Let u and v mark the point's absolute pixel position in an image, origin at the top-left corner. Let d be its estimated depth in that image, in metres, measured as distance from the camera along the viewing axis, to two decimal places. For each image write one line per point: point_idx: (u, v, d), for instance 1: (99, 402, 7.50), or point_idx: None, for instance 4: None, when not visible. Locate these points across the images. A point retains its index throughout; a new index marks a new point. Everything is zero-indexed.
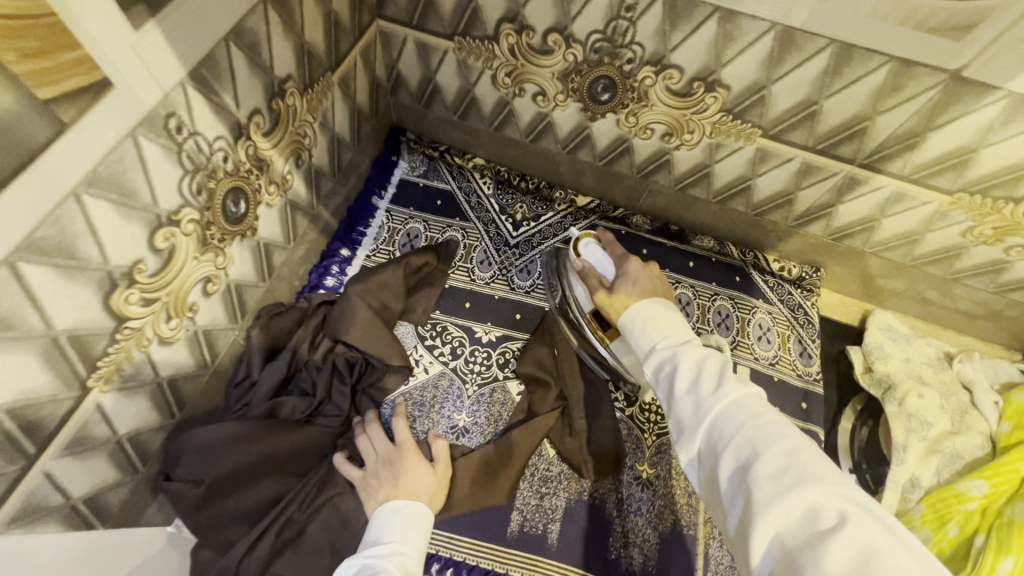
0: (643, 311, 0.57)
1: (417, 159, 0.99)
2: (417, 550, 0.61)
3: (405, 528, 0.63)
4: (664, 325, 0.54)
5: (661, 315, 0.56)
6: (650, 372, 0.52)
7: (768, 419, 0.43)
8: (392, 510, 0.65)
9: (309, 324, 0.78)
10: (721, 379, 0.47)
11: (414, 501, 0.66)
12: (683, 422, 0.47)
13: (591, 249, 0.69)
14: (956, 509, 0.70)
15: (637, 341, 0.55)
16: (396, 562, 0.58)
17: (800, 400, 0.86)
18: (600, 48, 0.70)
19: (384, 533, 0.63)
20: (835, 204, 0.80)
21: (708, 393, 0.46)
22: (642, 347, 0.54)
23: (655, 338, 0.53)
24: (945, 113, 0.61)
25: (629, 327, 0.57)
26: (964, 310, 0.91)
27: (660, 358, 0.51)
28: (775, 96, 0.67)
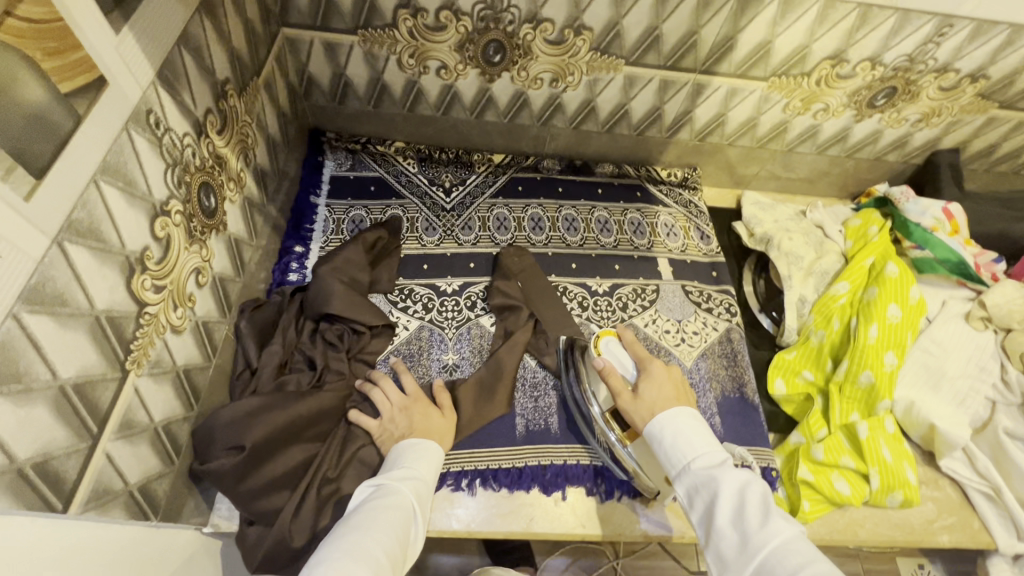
0: (669, 421, 0.67)
1: (341, 155, 1.07)
2: (425, 473, 0.70)
3: (420, 458, 0.71)
4: (696, 446, 0.64)
5: (688, 430, 0.66)
6: (687, 494, 0.62)
7: (810, 558, 0.51)
8: (407, 446, 0.73)
9: (290, 311, 0.84)
10: (764, 515, 0.55)
11: (427, 440, 0.74)
12: (733, 554, 0.55)
13: (610, 347, 0.83)
14: (834, 307, 0.94)
15: (670, 458, 0.65)
16: (410, 484, 0.67)
17: (710, 271, 1.07)
18: (485, 16, 0.85)
19: (397, 463, 0.71)
20: (692, 109, 1.01)
21: (755, 527, 0.55)
22: (676, 465, 0.64)
23: (689, 457, 0.63)
24: (743, 16, 0.84)
25: (655, 434, 0.67)
26: (803, 174, 1.17)
27: (702, 484, 0.61)
28: (627, 29, 0.86)
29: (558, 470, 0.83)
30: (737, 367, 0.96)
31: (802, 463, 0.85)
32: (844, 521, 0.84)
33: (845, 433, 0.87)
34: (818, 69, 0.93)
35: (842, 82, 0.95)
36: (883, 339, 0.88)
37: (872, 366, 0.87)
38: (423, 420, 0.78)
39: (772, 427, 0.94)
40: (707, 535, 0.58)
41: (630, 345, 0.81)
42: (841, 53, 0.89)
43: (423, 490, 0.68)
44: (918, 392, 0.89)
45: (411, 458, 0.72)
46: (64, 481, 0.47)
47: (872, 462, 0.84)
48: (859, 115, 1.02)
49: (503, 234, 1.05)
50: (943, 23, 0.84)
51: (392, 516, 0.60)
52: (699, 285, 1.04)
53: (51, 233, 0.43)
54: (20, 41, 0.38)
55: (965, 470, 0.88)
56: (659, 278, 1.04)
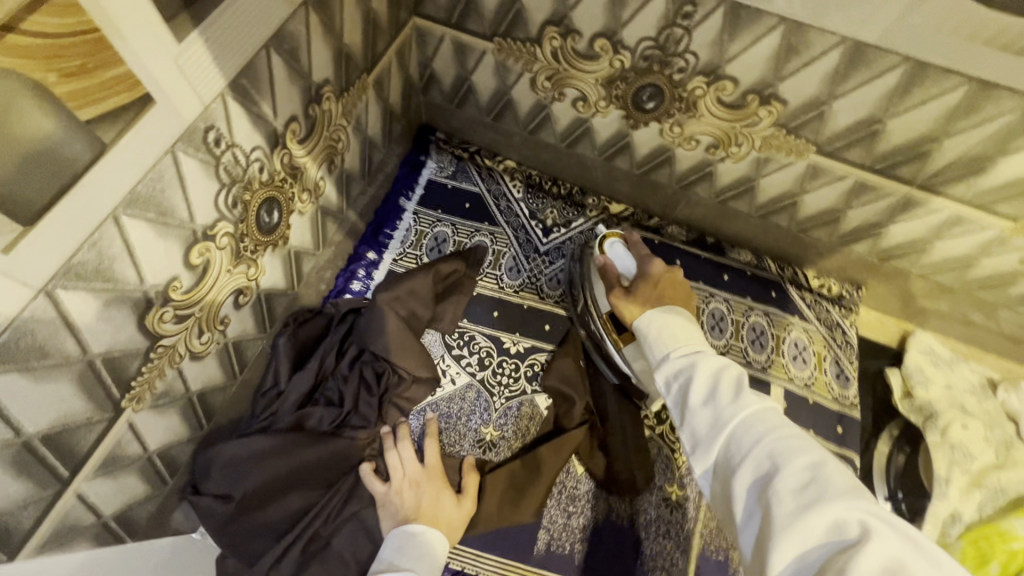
0: (657, 320, 0.55)
1: (446, 159, 0.96)
2: None
3: (419, 557, 0.62)
4: (679, 334, 0.53)
5: (676, 322, 0.55)
6: (661, 379, 0.51)
7: (790, 433, 0.41)
8: (409, 535, 0.64)
9: (336, 333, 0.77)
10: (739, 390, 0.45)
11: (433, 529, 0.65)
12: (701, 433, 0.45)
13: (615, 247, 0.73)
14: (1000, 547, 0.66)
15: (649, 347, 0.54)
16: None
17: (835, 424, 0.84)
18: (650, 56, 0.66)
19: (401, 559, 0.62)
20: (885, 223, 0.76)
21: (728, 401, 0.45)
22: (654, 354, 0.53)
23: (669, 344, 0.52)
24: (1020, 138, 0.58)
25: (642, 330, 0.56)
26: (1009, 335, 0.88)
27: (676, 366, 0.50)
28: (835, 113, 0.64)
29: None
30: None
31: None
32: None
33: None
34: None
35: None
36: None
37: None
38: (433, 507, 0.68)
39: None
40: (675, 414, 0.48)
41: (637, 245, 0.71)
42: None
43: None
44: None
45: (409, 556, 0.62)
46: (15, 531, 0.42)
47: None
48: None
49: None
50: None
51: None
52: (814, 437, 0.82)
53: (38, 285, 0.35)
54: (21, 63, 0.29)
55: None
56: None
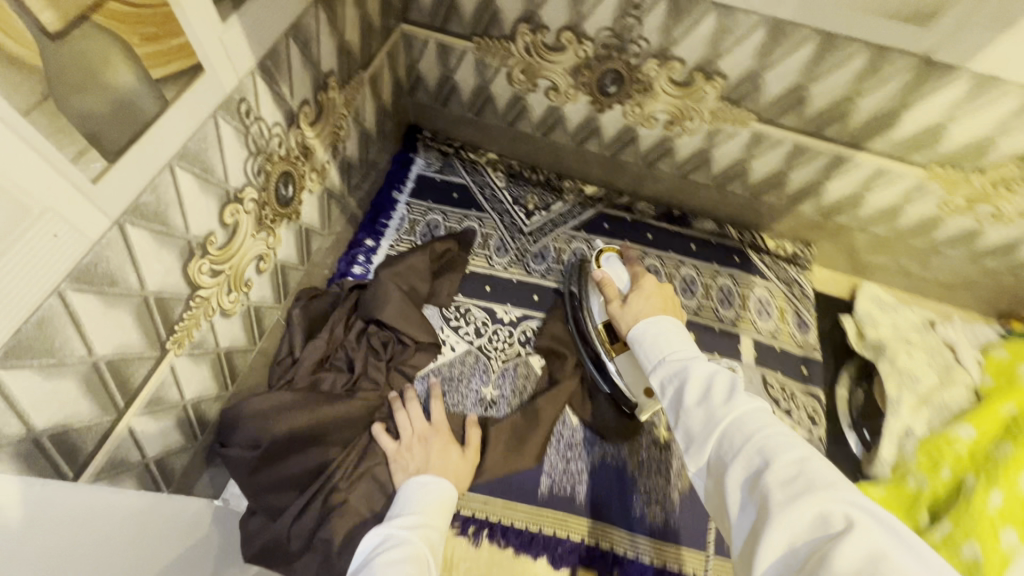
0: (652, 328, 0.60)
1: (433, 155, 1.06)
2: (438, 522, 0.63)
3: (430, 503, 0.65)
4: (674, 343, 0.57)
5: (673, 333, 0.59)
6: (658, 383, 0.54)
7: (780, 431, 0.44)
8: (417, 485, 0.68)
9: (343, 307, 0.83)
10: (732, 391, 0.48)
11: (443, 479, 0.69)
12: (696, 431, 0.48)
13: (610, 262, 0.80)
14: (946, 452, 0.75)
15: (649, 356, 0.58)
16: (421, 536, 0.60)
17: (800, 366, 0.93)
18: (609, 44, 0.78)
19: (406, 507, 0.65)
20: (823, 182, 0.88)
21: (721, 402, 0.47)
22: (652, 361, 0.57)
23: (667, 352, 0.56)
24: (917, 92, 0.70)
25: (637, 337, 0.62)
26: (943, 280, 0.99)
27: (672, 371, 0.54)
28: (767, 83, 0.75)
29: (572, 547, 0.76)
30: None
31: None
32: None
33: None
34: (998, 168, 0.76)
35: None
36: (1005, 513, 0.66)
37: (980, 540, 0.63)
38: (442, 457, 0.72)
39: None
40: (672, 415, 0.51)
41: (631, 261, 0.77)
42: None
43: (436, 544, 0.61)
44: None
45: (421, 502, 0.66)
46: (80, 451, 0.47)
47: None
48: None
49: None
50: None
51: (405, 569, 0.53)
52: (783, 379, 0.91)
53: (113, 216, 0.42)
54: (117, 26, 0.37)
55: None
56: (737, 359, 0.92)
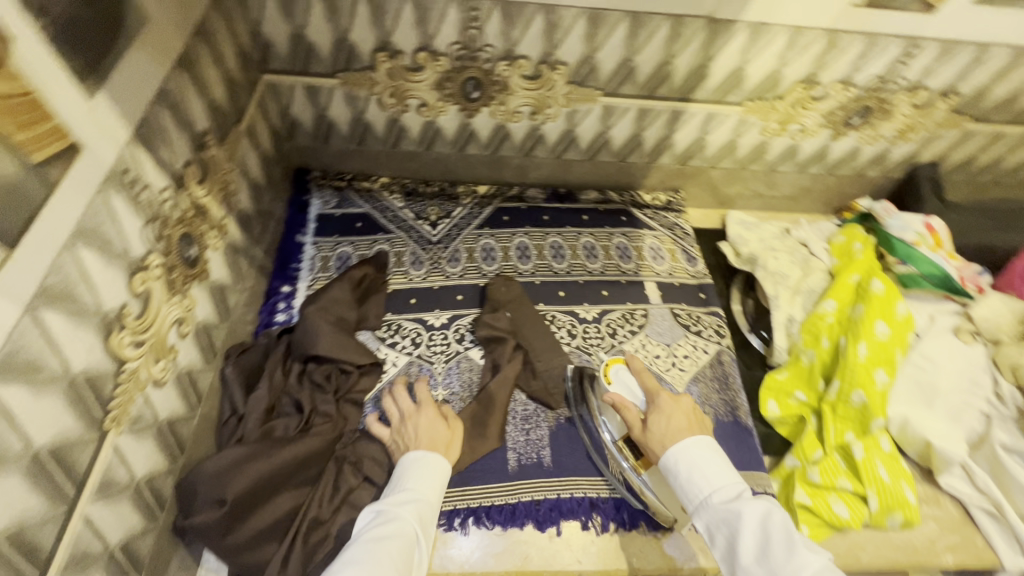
0: (682, 455, 0.71)
1: (328, 193, 1.09)
2: (431, 496, 0.70)
3: (424, 474, 0.72)
4: (710, 479, 0.69)
5: (701, 462, 0.70)
6: (706, 523, 0.67)
7: None
8: (413, 460, 0.73)
9: (276, 354, 0.84)
10: (788, 545, 0.61)
11: (437, 454, 0.74)
12: None
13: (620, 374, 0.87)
14: (822, 325, 0.95)
15: (687, 490, 0.70)
16: (410, 512, 0.67)
17: (698, 293, 1.07)
18: (462, 55, 0.86)
19: (405, 481, 0.71)
20: (671, 135, 1.03)
21: (780, 560, 0.61)
22: (694, 499, 0.69)
23: (707, 492, 0.68)
24: (715, 45, 0.86)
25: (669, 466, 0.72)
26: (787, 192, 1.19)
27: (720, 517, 0.66)
28: (601, 63, 0.88)
29: (552, 504, 0.82)
30: (729, 390, 0.95)
31: (800, 487, 0.85)
32: (845, 545, 0.84)
33: (840, 453, 0.87)
34: (792, 92, 0.94)
35: (817, 103, 0.97)
36: (872, 358, 0.88)
37: (863, 385, 0.87)
38: (428, 431, 0.77)
39: (766, 449, 0.92)
40: (729, 560, 0.65)
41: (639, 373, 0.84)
42: (813, 76, 0.91)
43: (428, 514, 0.68)
44: (912, 409, 0.89)
45: (417, 475, 0.72)
46: (40, 549, 0.46)
47: (869, 482, 0.84)
48: (836, 134, 1.03)
49: (490, 264, 1.06)
50: (910, 45, 0.86)
51: (386, 553, 0.61)
52: (687, 307, 1.04)
53: (23, 302, 0.43)
54: None
55: (964, 487, 0.89)
56: (646, 302, 1.04)
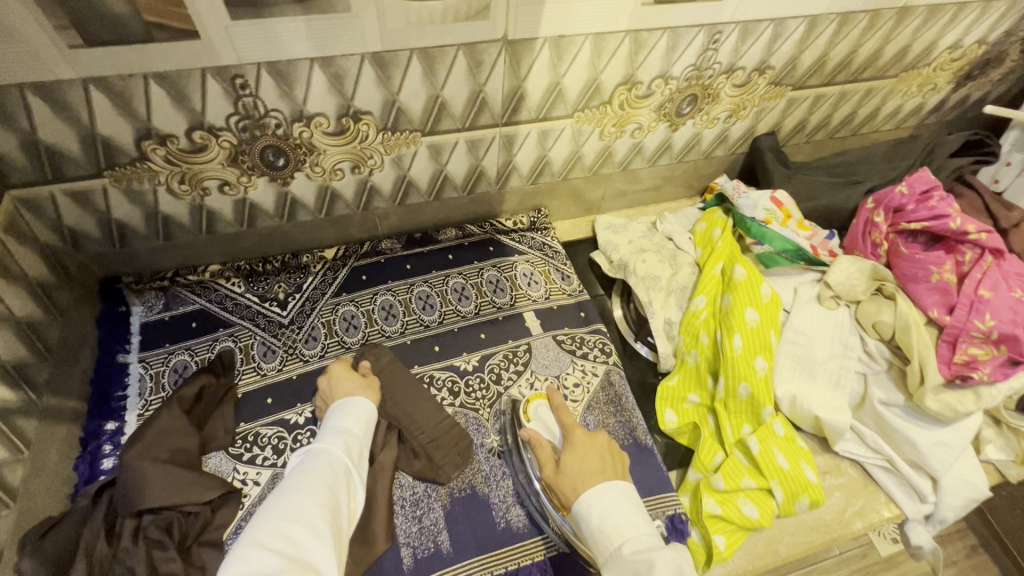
0: (596, 500, 0.66)
1: (151, 296, 0.94)
2: (359, 431, 0.75)
3: (349, 411, 0.77)
4: (622, 527, 0.64)
5: (615, 509, 0.65)
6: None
7: None
8: (339, 404, 0.78)
9: (95, 518, 0.70)
10: None
11: (362, 398, 0.79)
12: None
13: (540, 411, 0.86)
14: (698, 325, 0.94)
15: (599, 540, 0.64)
16: (339, 441, 0.72)
17: (578, 312, 1.02)
18: (246, 126, 0.76)
19: (335, 419, 0.76)
20: (512, 158, 0.98)
21: None
22: (605, 549, 0.63)
23: (620, 541, 0.62)
24: (522, 65, 0.80)
25: (581, 512, 0.66)
26: (648, 185, 1.18)
27: (632, 568, 0.60)
28: (407, 104, 0.80)
29: None
30: (624, 411, 0.91)
31: (708, 497, 0.82)
32: (763, 543, 0.82)
33: (740, 450, 0.85)
34: (617, 95, 0.91)
35: (644, 101, 0.94)
36: (748, 347, 0.87)
37: (747, 377, 0.86)
38: (344, 384, 0.83)
39: (671, 464, 0.90)
40: None
41: (558, 408, 0.81)
42: (631, 77, 0.88)
43: (356, 445, 0.73)
44: (796, 385, 0.89)
45: (343, 414, 0.77)
46: None
47: (771, 475, 0.82)
48: (673, 125, 1.02)
49: (352, 334, 0.96)
50: (712, 31, 0.85)
51: (323, 474, 0.65)
52: (570, 331, 1.00)
53: None
54: None
55: (859, 449, 0.90)
56: (528, 334, 0.99)
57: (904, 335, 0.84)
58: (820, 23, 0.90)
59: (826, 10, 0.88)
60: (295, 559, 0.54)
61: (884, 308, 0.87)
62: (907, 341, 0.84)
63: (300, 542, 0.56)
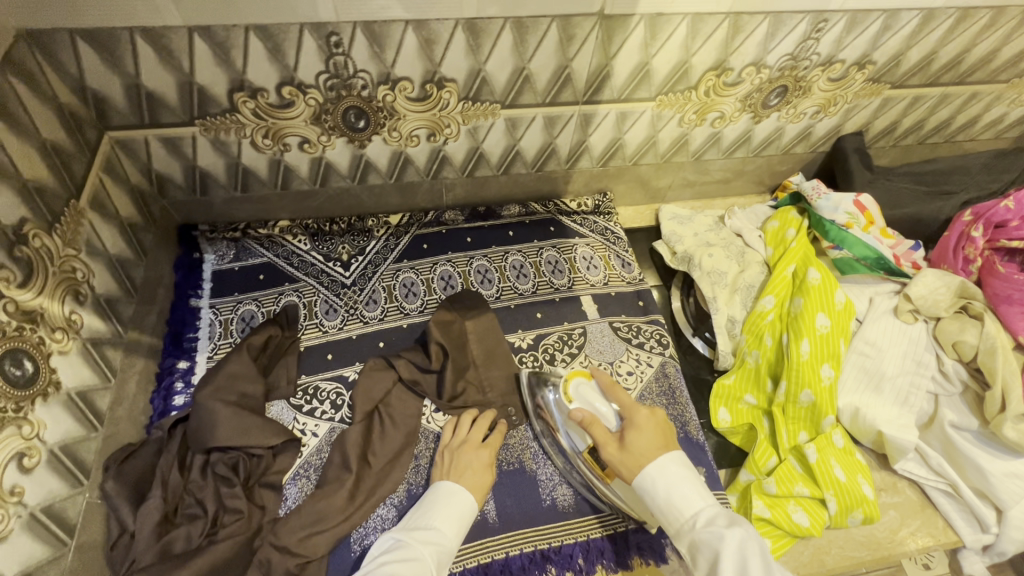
0: (660, 475, 0.63)
1: (222, 246, 0.96)
2: (452, 538, 0.69)
3: (450, 515, 0.71)
4: (687, 497, 0.62)
5: (680, 482, 0.63)
6: (688, 545, 0.60)
7: None
8: (446, 494, 0.73)
9: (169, 450, 0.75)
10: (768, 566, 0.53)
11: (468, 501, 0.73)
12: None
13: (581, 389, 0.77)
14: (763, 325, 0.91)
15: (669, 513, 0.62)
16: (433, 552, 0.66)
17: (636, 301, 1.01)
18: (334, 85, 0.76)
19: (431, 517, 0.71)
20: (586, 138, 0.96)
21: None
22: (675, 522, 0.61)
23: (688, 511, 0.61)
24: (614, 42, 0.78)
25: (648, 489, 0.64)
26: (719, 178, 1.14)
27: (700, 535, 0.59)
28: (492, 74, 0.79)
29: (501, 566, 0.75)
30: (678, 404, 0.90)
31: (757, 499, 0.80)
32: (809, 551, 0.80)
33: (795, 456, 0.83)
34: (704, 80, 0.88)
35: (731, 89, 0.90)
36: (816, 354, 0.84)
37: (811, 384, 0.83)
38: (466, 459, 0.78)
39: (721, 462, 0.89)
40: None
41: (608, 388, 0.75)
42: (723, 63, 0.85)
43: (444, 555, 0.67)
44: (861, 397, 0.86)
45: (443, 510, 0.72)
46: None
47: (826, 485, 0.80)
48: (756, 117, 0.98)
49: (412, 301, 0.97)
50: (818, 19, 0.80)
51: None
52: (626, 318, 0.99)
53: None
54: None
55: (920, 470, 0.87)
56: (584, 317, 0.98)
57: (987, 359, 0.80)
58: (936, 17, 0.84)
59: (945, 4, 0.81)
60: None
61: (968, 328, 0.83)
62: (990, 365, 0.79)
63: None
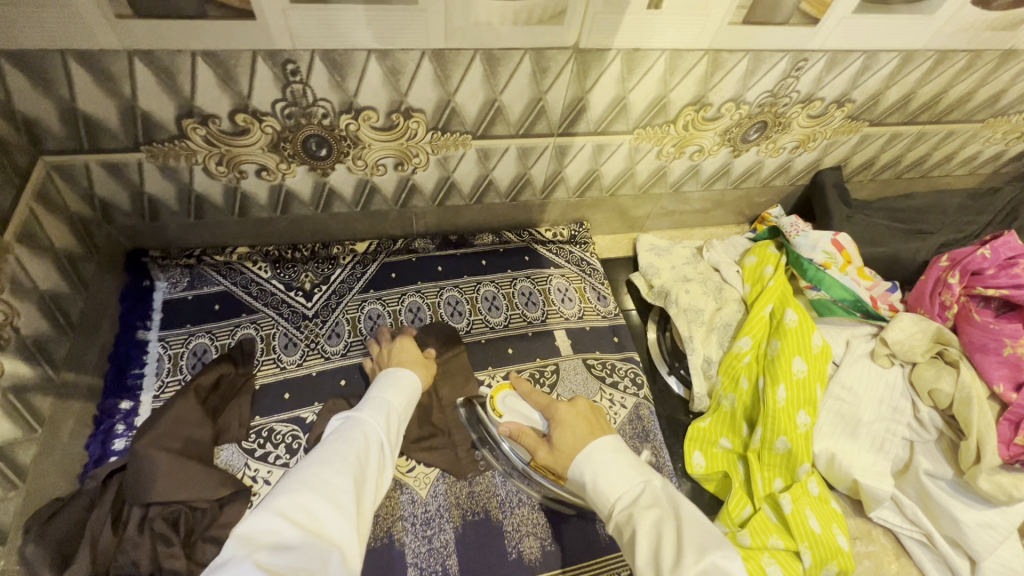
0: (582, 463, 0.59)
1: (176, 273, 0.91)
2: (399, 404, 0.70)
3: (397, 390, 0.72)
4: (608, 479, 0.57)
5: (603, 465, 0.58)
6: (615, 529, 0.55)
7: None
8: (387, 377, 0.74)
9: (103, 504, 0.68)
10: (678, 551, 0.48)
11: (408, 371, 0.75)
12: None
13: (508, 401, 0.78)
14: (739, 366, 0.89)
15: (595, 498, 0.57)
16: (384, 414, 0.67)
17: (611, 336, 0.98)
18: (292, 113, 0.71)
19: (379, 391, 0.71)
20: (561, 169, 0.92)
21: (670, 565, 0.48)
22: (600, 509, 0.56)
23: (608, 495, 0.56)
24: (589, 75, 0.75)
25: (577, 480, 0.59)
26: (698, 209, 1.12)
27: (621, 519, 0.54)
28: (462, 105, 0.75)
29: None
30: (651, 449, 0.87)
31: None
32: None
33: (770, 504, 0.81)
34: (683, 115, 0.85)
35: (710, 124, 0.88)
36: (792, 400, 0.82)
37: (786, 430, 0.81)
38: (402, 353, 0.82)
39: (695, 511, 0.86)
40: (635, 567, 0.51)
41: (528, 395, 0.76)
42: (702, 99, 0.82)
43: (393, 419, 0.68)
44: (835, 442, 0.85)
45: (388, 386, 0.72)
46: None
47: (801, 537, 0.76)
48: (735, 151, 0.96)
49: None
50: (798, 58, 0.78)
51: (356, 444, 0.59)
52: (601, 355, 0.95)
53: None
54: None
55: (896, 518, 0.85)
56: (557, 354, 0.94)
57: (963, 409, 0.78)
58: (915, 59, 0.82)
59: (924, 46, 0.80)
60: (314, 529, 0.48)
61: (943, 374, 0.81)
62: (965, 415, 0.77)
63: (322, 515, 0.50)
